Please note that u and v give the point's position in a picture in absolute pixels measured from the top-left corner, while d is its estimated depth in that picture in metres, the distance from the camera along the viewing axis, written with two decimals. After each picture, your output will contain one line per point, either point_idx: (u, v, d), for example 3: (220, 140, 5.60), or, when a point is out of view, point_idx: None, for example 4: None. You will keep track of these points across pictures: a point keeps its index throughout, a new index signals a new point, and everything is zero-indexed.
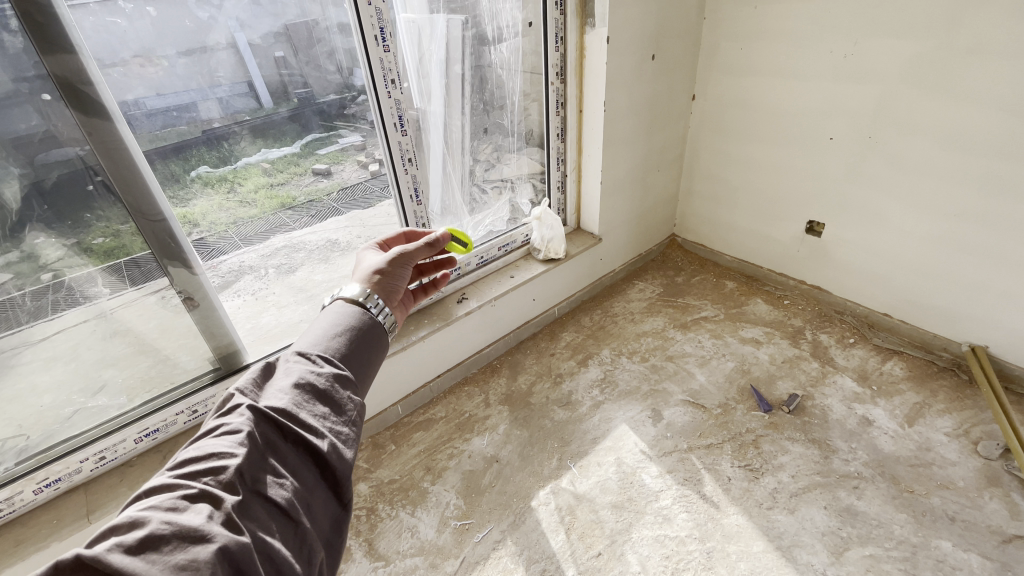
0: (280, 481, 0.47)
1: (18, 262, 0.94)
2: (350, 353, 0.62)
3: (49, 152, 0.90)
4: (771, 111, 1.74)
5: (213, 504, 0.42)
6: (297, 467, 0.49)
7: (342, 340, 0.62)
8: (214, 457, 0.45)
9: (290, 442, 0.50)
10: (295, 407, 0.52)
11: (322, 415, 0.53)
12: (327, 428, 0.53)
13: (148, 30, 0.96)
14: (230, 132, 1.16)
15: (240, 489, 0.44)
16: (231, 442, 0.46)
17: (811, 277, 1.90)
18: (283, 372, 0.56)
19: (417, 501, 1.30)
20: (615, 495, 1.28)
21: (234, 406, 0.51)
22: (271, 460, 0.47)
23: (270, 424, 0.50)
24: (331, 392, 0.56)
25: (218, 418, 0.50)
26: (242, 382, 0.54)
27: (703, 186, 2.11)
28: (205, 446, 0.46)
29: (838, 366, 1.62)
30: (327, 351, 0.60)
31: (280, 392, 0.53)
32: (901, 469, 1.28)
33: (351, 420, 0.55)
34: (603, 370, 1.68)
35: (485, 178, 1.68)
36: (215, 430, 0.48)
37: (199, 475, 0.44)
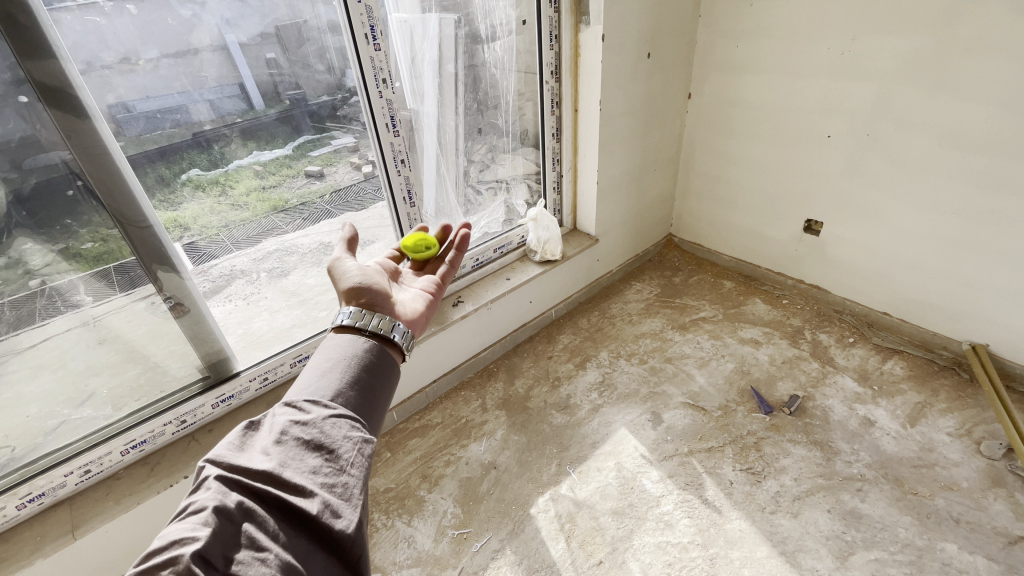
0: (262, 558, 0.44)
1: (4, 269, 0.91)
2: (338, 390, 0.62)
3: (32, 157, 0.87)
4: (769, 110, 1.72)
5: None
6: (282, 535, 0.47)
7: (337, 374, 0.63)
8: (176, 543, 0.42)
9: (269, 511, 0.48)
10: (279, 467, 0.51)
11: (311, 468, 0.52)
12: (317, 484, 0.51)
13: (130, 29, 0.93)
14: (219, 135, 1.11)
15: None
16: (196, 524, 0.44)
17: (809, 276, 1.89)
18: (267, 428, 0.57)
19: (413, 510, 1.27)
20: (615, 501, 1.25)
21: (204, 478, 0.50)
22: (245, 535, 0.45)
23: (248, 492, 0.49)
24: (321, 438, 0.55)
25: (189, 496, 0.49)
26: (222, 446, 0.55)
27: (699, 185, 2.09)
28: (167, 534, 0.43)
29: (838, 366, 1.60)
30: (320, 390, 0.61)
31: (262, 452, 0.53)
32: (904, 470, 1.27)
33: (343, 471, 0.54)
34: (601, 372, 1.66)
35: (480, 179, 1.65)
36: (183, 511, 0.46)
37: (157, 570, 0.40)
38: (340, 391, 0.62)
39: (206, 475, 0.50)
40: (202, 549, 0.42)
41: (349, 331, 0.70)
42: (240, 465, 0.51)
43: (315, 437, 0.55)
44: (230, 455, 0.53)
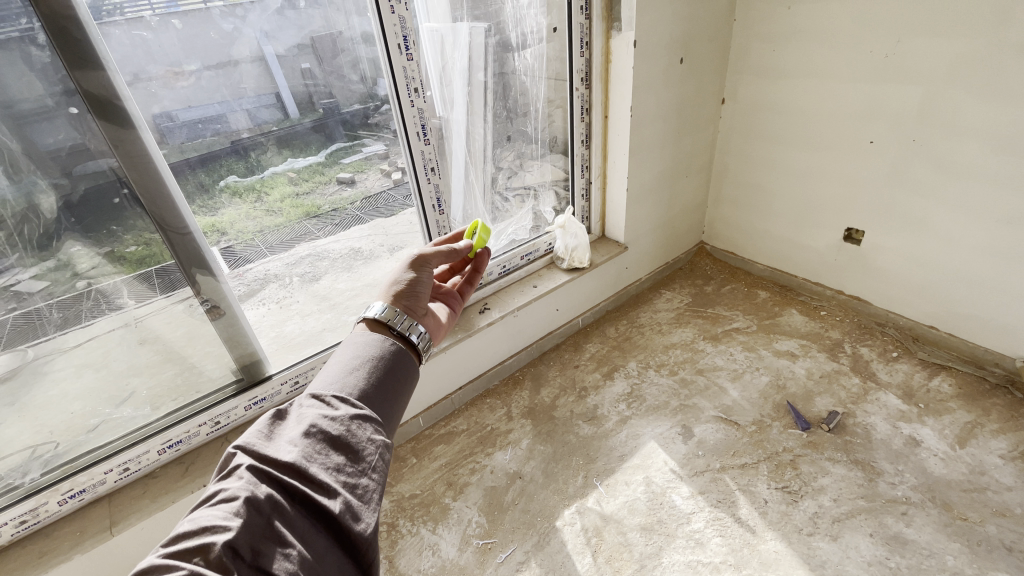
0: (286, 552, 0.44)
1: (55, 270, 0.96)
2: (362, 390, 0.61)
3: (83, 164, 0.91)
4: (808, 116, 1.67)
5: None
6: (305, 532, 0.47)
7: (363, 374, 0.63)
8: (206, 531, 0.43)
9: (295, 505, 0.48)
10: (305, 462, 0.51)
11: (334, 466, 0.52)
12: (340, 483, 0.51)
13: (175, 43, 0.97)
14: (256, 144, 1.14)
15: (237, 567, 0.41)
16: (226, 514, 0.45)
17: (849, 288, 1.81)
18: (295, 418, 0.57)
19: (439, 517, 1.27)
20: (644, 517, 1.22)
21: (234, 466, 0.51)
22: (275, 527, 0.45)
23: (275, 485, 0.49)
24: (347, 437, 0.55)
25: (218, 482, 0.49)
26: (252, 434, 0.55)
27: (732, 192, 2.04)
28: (199, 519, 0.45)
29: (880, 382, 1.52)
30: (348, 387, 0.61)
31: (290, 442, 0.53)
32: (953, 494, 1.20)
33: (365, 474, 0.54)
34: (629, 384, 1.63)
35: (508, 186, 1.65)
36: (213, 497, 0.47)
37: (187, 555, 0.42)
38: (365, 391, 0.61)
39: (237, 464, 0.51)
40: (231, 540, 0.43)
41: (378, 327, 0.70)
42: (268, 456, 0.51)
43: (343, 434, 0.55)
44: (258, 444, 0.53)
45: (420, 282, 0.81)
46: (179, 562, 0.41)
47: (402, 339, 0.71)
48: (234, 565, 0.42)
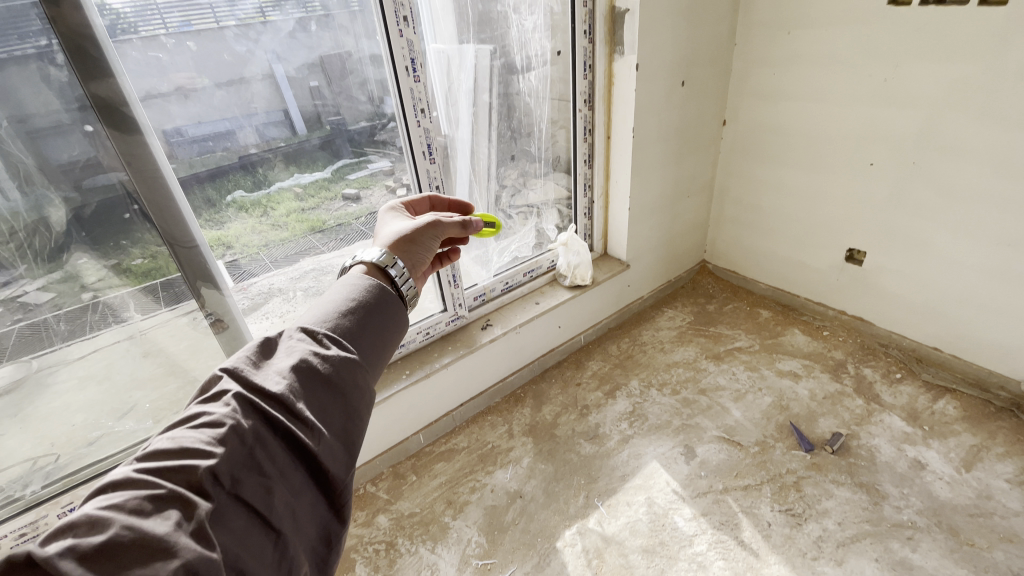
0: (265, 487, 0.45)
1: (61, 282, 0.97)
2: (355, 330, 0.57)
3: (93, 178, 0.93)
4: (809, 139, 1.69)
5: (185, 510, 0.40)
6: (284, 466, 0.47)
7: (357, 314, 0.58)
8: (188, 453, 0.43)
9: (277, 439, 0.47)
10: (291, 398, 0.49)
11: (319, 405, 0.50)
12: (323, 422, 0.50)
13: (189, 63, 1.00)
14: (263, 159, 1.16)
15: (218, 493, 0.42)
16: (208, 439, 0.44)
17: (851, 308, 1.81)
18: (285, 349, 0.53)
19: (438, 537, 1.26)
20: (645, 538, 1.21)
21: (220, 391, 0.49)
22: (257, 459, 0.45)
23: (259, 417, 0.47)
24: (335, 377, 0.52)
25: (202, 403, 0.48)
26: (239, 359, 0.52)
27: (734, 211, 2.05)
28: (180, 439, 0.44)
29: (884, 404, 1.51)
30: (341, 325, 0.57)
31: (276, 374, 0.50)
32: (959, 519, 1.18)
33: (349, 416, 0.52)
34: (632, 403, 1.62)
35: (511, 204, 1.67)
36: (195, 419, 0.46)
37: (169, 473, 0.42)
38: (358, 331, 0.57)
39: (223, 389, 0.49)
40: (213, 466, 0.43)
41: (373, 270, 0.67)
42: (255, 385, 0.49)
43: (333, 375, 0.52)
44: (245, 371, 0.51)
45: (425, 248, 0.79)
46: (160, 478, 0.41)
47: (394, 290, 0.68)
48: (215, 490, 0.42)
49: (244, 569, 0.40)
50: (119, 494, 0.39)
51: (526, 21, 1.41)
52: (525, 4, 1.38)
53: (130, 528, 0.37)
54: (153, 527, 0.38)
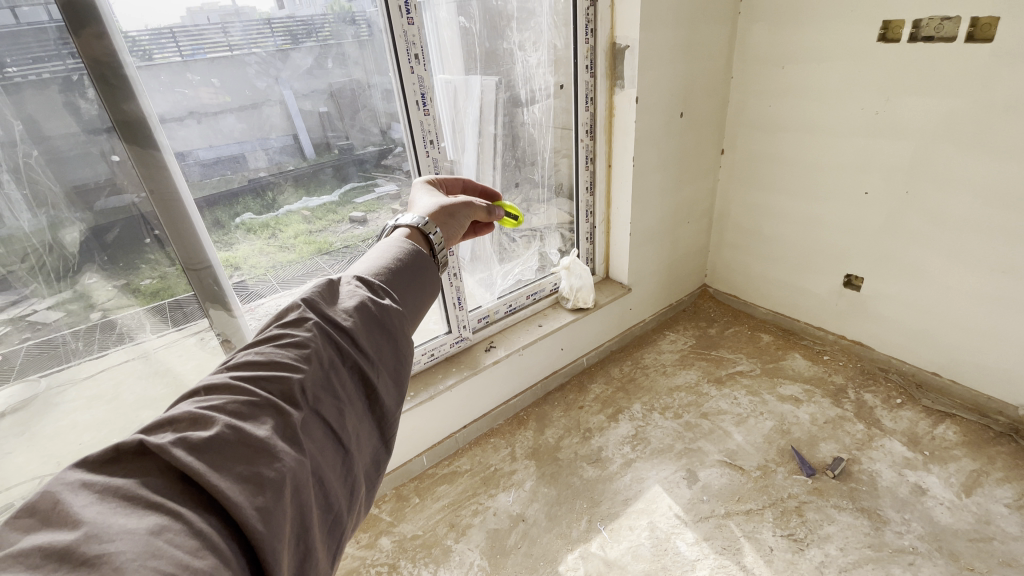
0: (340, 409, 0.45)
1: (72, 301, 1.00)
2: (408, 285, 0.57)
3: (107, 200, 0.97)
4: (805, 167, 1.74)
5: (279, 417, 0.40)
6: (352, 395, 0.47)
7: (406, 274, 0.57)
8: (275, 366, 0.43)
9: (349, 366, 0.47)
10: (359, 333, 0.48)
11: (381, 346, 0.50)
12: (384, 362, 0.50)
13: (211, 97, 1.05)
14: (274, 183, 1.20)
15: (303, 406, 0.42)
16: (293, 356, 0.44)
17: (851, 333, 1.83)
18: (347, 289, 0.52)
19: (440, 560, 1.26)
20: (647, 563, 1.21)
21: (295, 312, 0.48)
22: (333, 382, 0.45)
23: (333, 344, 0.47)
24: (395, 324, 0.51)
25: (278, 322, 0.47)
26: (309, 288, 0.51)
27: (734, 237, 2.09)
28: (267, 353, 0.44)
29: (885, 429, 1.52)
30: (393, 281, 0.56)
31: (345, 309, 0.50)
32: (961, 545, 1.18)
33: (404, 360, 0.52)
34: (634, 426, 1.63)
35: (515, 229, 1.71)
36: (275, 337, 0.45)
37: (261, 381, 0.42)
38: (409, 287, 0.57)
39: (297, 311, 0.48)
40: (301, 380, 0.43)
41: (416, 236, 0.66)
42: (328, 314, 0.48)
43: (397, 319, 0.52)
44: (320, 300, 0.50)
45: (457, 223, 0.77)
46: (253, 385, 0.41)
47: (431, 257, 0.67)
48: (301, 402, 0.42)
49: (322, 479, 0.41)
50: (217, 397, 0.40)
51: (531, 57, 1.48)
52: (529, 41, 1.46)
53: (234, 427, 0.37)
54: (253, 430, 0.38)
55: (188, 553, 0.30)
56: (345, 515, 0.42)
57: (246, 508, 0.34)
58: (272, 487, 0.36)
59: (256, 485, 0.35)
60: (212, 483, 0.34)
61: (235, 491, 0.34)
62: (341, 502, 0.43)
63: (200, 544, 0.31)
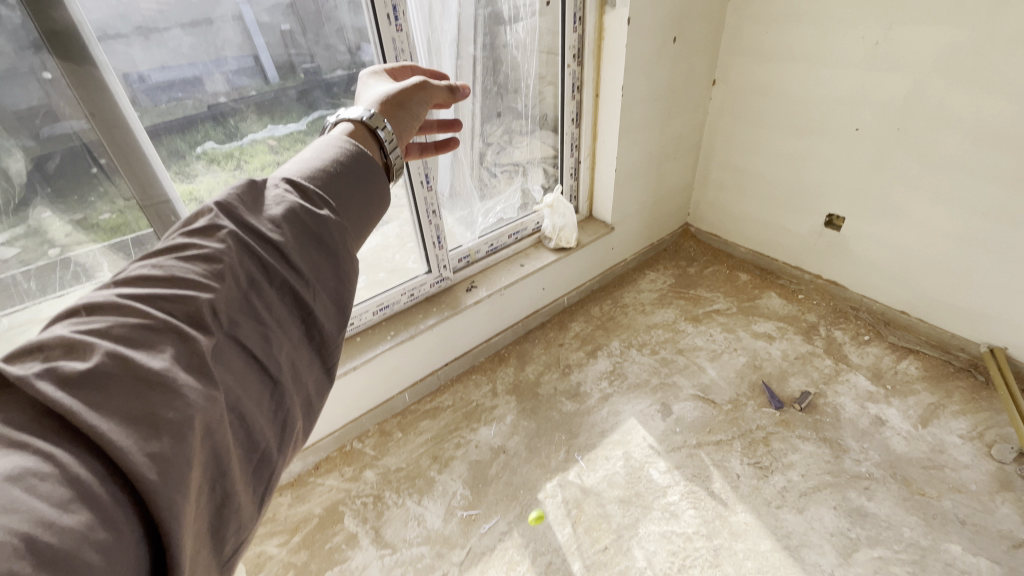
0: (264, 335, 0.38)
1: (25, 237, 0.93)
2: (350, 192, 0.48)
3: (49, 127, 0.87)
4: (797, 101, 1.68)
5: (183, 343, 0.33)
6: (281, 316, 0.40)
7: (347, 180, 0.48)
8: (178, 283, 0.35)
9: (276, 286, 0.40)
10: (285, 248, 0.41)
11: (314, 262, 0.42)
12: (319, 282, 0.43)
13: (152, 3, 0.92)
14: (234, 110, 1.10)
15: (215, 331, 0.35)
16: (200, 274, 0.36)
17: (826, 272, 1.86)
18: (273, 196, 0.43)
19: (424, 490, 1.31)
20: (622, 490, 1.27)
21: (204, 222, 0.39)
22: (254, 304, 0.38)
23: (252, 260, 0.39)
24: (330, 239, 0.44)
25: (182, 232, 0.39)
26: (223, 192, 0.42)
27: (720, 175, 2.05)
28: (167, 268, 0.36)
29: (851, 364, 1.59)
30: (331, 187, 0.47)
31: (269, 220, 0.41)
32: (913, 471, 1.27)
33: (344, 281, 0.44)
34: (612, 362, 1.66)
35: (496, 162, 1.63)
36: (180, 249, 0.37)
37: (159, 301, 0.34)
38: (353, 194, 0.48)
39: (209, 220, 0.39)
40: (211, 301, 0.35)
41: (360, 133, 0.58)
42: (248, 226, 0.40)
43: (336, 232, 0.44)
44: (238, 206, 0.41)
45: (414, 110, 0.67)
46: (149, 304, 0.34)
47: (380, 160, 0.59)
48: (213, 327, 0.35)
49: (243, 415, 0.35)
50: (100, 318, 0.32)
51: None
52: None
53: (117, 356, 0.30)
54: (145, 360, 0.31)
55: (53, 508, 0.24)
56: (274, 453, 0.37)
57: (134, 453, 0.28)
58: (171, 430, 0.29)
59: (149, 427, 0.29)
60: (89, 425, 0.27)
61: (117, 433, 0.28)
62: (269, 440, 0.37)
63: (72, 495, 0.25)
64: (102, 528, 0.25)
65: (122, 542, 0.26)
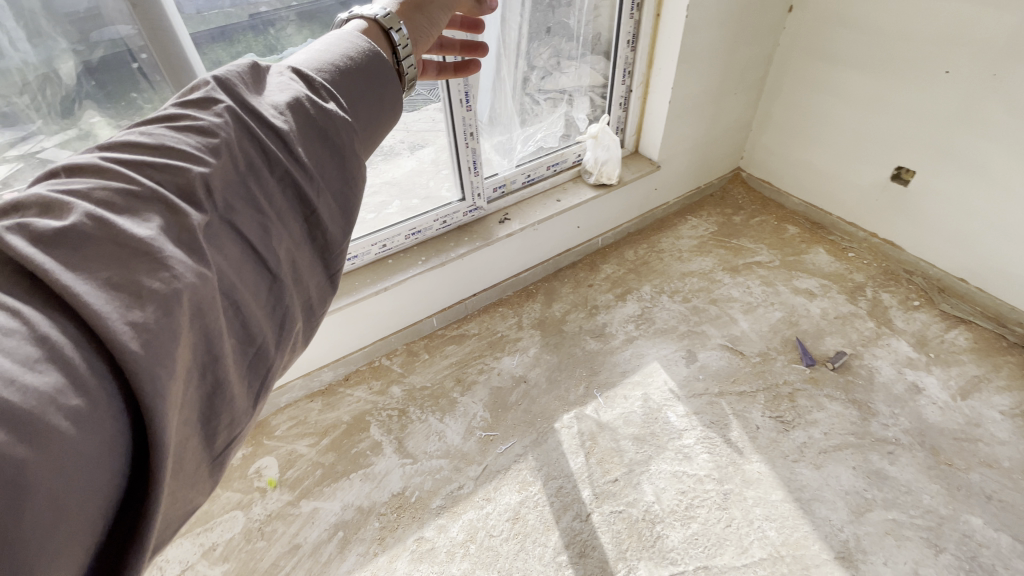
0: (263, 225, 0.33)
1: (78, 140, 0.95)
2: (364, 92, 0.42)
3: (97, 29, 0.85)
4: (883, 35, 1.49)
5: (172, 217, 0.29)
6: (282, 208, 0.35)
7: (360, 79, 0.43)
8: (168, 154, 0.31)
9: (278, 175, 0.35)
10: (289, 134, 0.36)
11: (320, 156, 0.37)
12: (324, 178, 0.37)
13: None
14: (278, 17, 1.05)
15: (208, 210, 0.31)
16: (194, 147, 0.32)
17: (883, 231, 1.74)
18: (278, 83, 0.39)
19: (446, 409, 1.36)
20: (638, 428, 1.29)
21: (201, 97, 0.35)
22: (252, 189, 0.34)
23: (253, 144, 0.35)
24: (338, 134, 0.38)
25: (176, 105, 0.35)
26: (224, 70, 0.37)
27: (782, 116, 1.89)
28: (158, 138, 0.32)
29: (895, 328, 1.52)
30: (342, 84, 0.41)
31: (272, 104, 0.37)
32: (942, 441, 1.24)
33: (352, 183, 0.39)
34: (641, 306, 1.64)
35: (540, 87, 1.53)
36: (174, 121, 0.33)
37: (146, 169, 0.30)
38: (367, 94, 0.43)
39: (206, 95, 0.35)
40: (204, 176, 0.31)
41: (374, 32, 0.51)
42: (248, 106, 0.36)
43: (347, 129, 0.39)
44: (240, 84, 0.37)
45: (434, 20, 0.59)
46: (136, 172, 0.30)
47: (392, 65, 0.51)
48: (205, 205, 0.31)
49: (239, 306, 0.31)
50: (82, 181, 0.29)
51: None
52: None
53: (98, 219, 0.27)
54: (129, 227, 0.28)
55: (17, 365, 0.22)
56: (271, 351, 0.33)
57: (115, 320, 0.25)
58: (157, 302, 0.26)
59: (132, 296, 0.26)
60: (67, 285, 0.25)
61: (95, 297, 0.25)
62: (267, 336, 0.33)
63: (42, 356, 0.23)
64: (74, 394, 0.23)
65: (96, 410, 0.23)
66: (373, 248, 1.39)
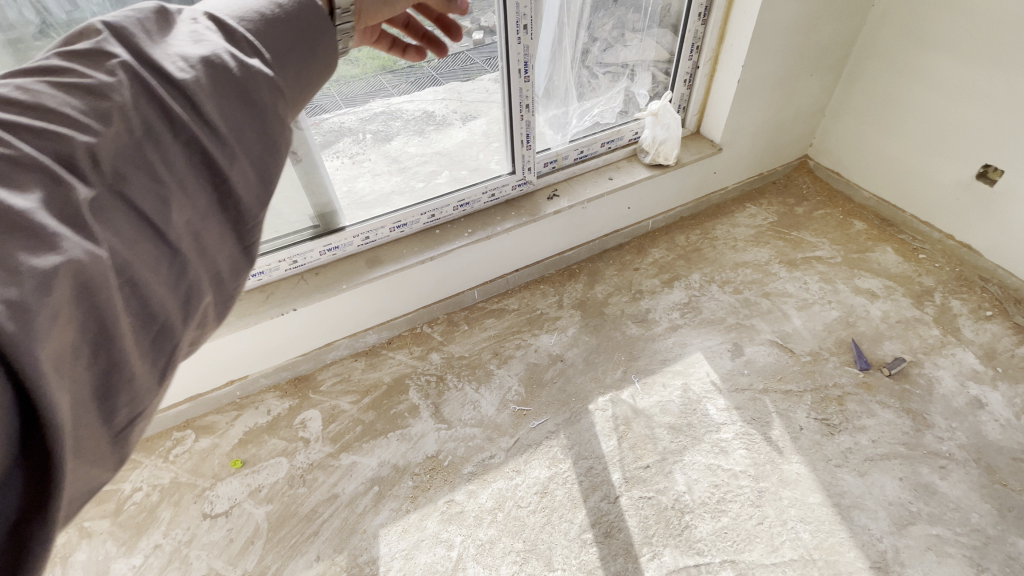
0: (164, 191, 0.31)
1: None
2: (285, 48, 0.40)
3: None
4: (987, 17, 1.36)
5: (53, 189, 0.28)
6: (187, 173, 0.33)
7: (282, 36, 0.40)
8: (50, 119, 0.30)
9: (181, 138, 0.33)
10: (196, 95, 0.34)
11: (233, 118, 0.35)
12: (238, 140, 0.35)
13: None
14: None
15: (94, 179, 0.29)
16: (81, 112, 0.30)
17: (961, 233, 1.61)
18: (185, 37, 0.36)
19: (482, 379, 1.38)
20: (674, 418, 1.28)
21: (92, 56, 0.33)
22: (150, 153, 0.31)
23: (153, 105, 0.33)
24: (252, 96, 0.36)
25: (66, 62, 0.33)
26: (120, 22, 0.35)
27: (860, 102, 1.75)
28: (41, 98, 0.30)
29: (962, 338, 1.42)
30: (260, 40, 0.39)
31: (176, 62, 0.35)
32: (1001, 460, 1.16)
33: (270, 147, 0.37)
34: (688, 294, 1.59)
35: (600, 60, 1.48)
36: (61, 83, 0.31)
37: (23, 133, 0.29)
38: (291, 51, 0.40)
39: (97, 53, 0.33)
40: (90, 143, 0.30)
41: None
42: (149, 66, 0.34)
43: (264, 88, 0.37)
44: (139, 39, 0.35)
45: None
46: (12, 135, 0.28)
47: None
48: (89, 174, 0.29)
49: (135, 281, 0.29)
50: None
51: None
52: None
53: None
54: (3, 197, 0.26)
55: None
56: (178, 327, 0.31)
57: None
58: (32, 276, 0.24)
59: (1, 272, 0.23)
60: None
61: None
62: (173, 313, 0.31)
63: None
64: None
65: None
66: (422, 217, 1.41)
